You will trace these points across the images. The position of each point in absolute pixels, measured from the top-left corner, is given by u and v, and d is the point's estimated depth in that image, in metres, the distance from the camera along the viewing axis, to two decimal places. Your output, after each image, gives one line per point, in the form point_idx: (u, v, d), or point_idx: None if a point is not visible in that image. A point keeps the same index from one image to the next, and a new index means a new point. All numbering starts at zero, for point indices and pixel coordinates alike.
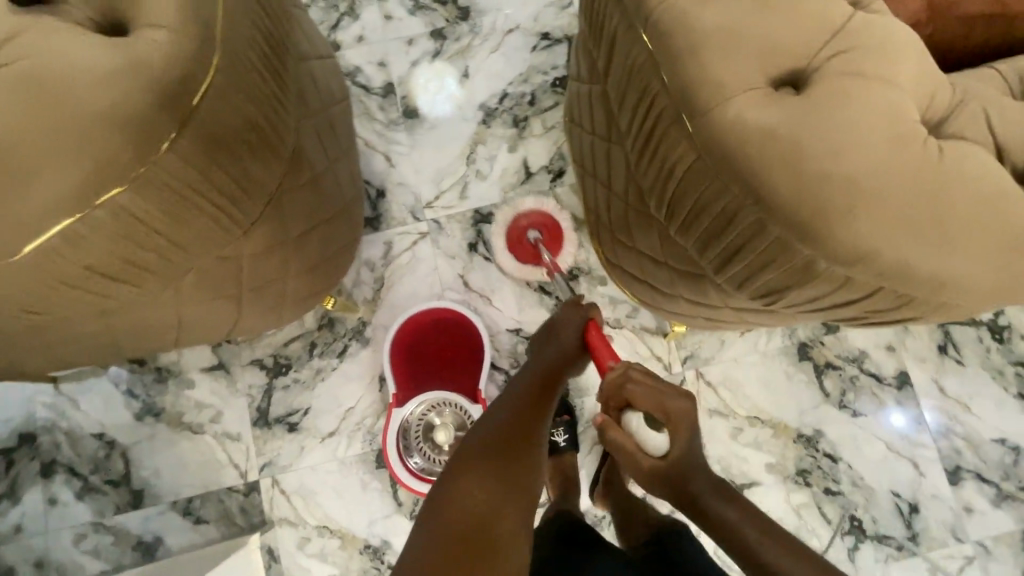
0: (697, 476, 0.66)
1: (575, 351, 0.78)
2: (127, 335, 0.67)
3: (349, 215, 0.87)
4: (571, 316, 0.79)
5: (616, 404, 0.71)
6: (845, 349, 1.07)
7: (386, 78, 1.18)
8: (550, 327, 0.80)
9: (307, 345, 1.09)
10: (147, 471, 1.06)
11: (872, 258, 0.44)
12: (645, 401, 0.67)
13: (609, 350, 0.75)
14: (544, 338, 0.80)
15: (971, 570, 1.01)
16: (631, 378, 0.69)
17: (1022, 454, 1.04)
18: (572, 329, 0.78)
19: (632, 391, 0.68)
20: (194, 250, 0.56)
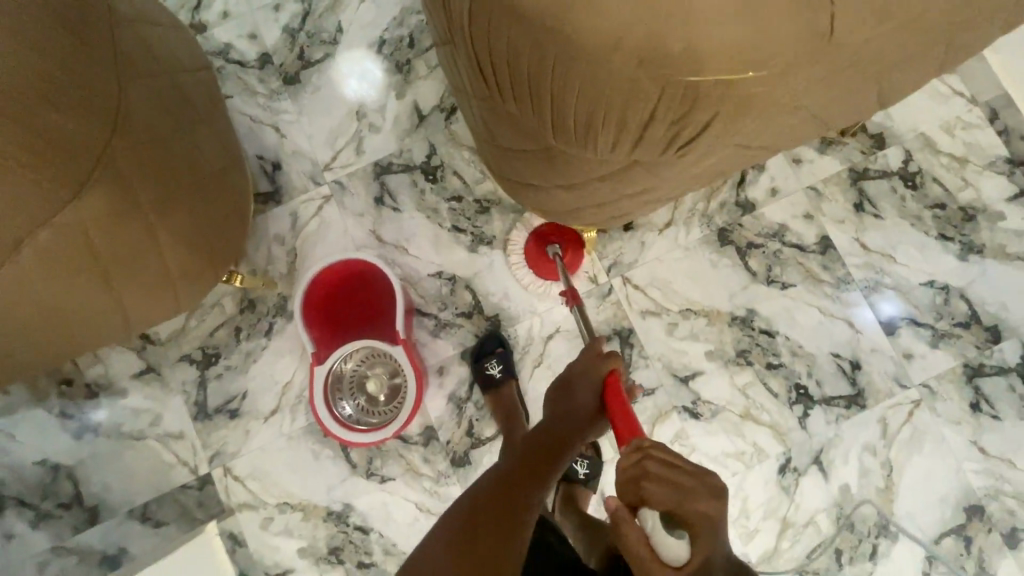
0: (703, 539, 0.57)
1: (587, 415, 0.78)
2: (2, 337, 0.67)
3: (230, 183, 0.84)
4: (587, 370, 0.80)
5: (631, 499, 0.60)
6: (764, 226, 1.07)
7: (259, 49, 1.13)
8: (565, 386, 0.81)
9: (232, 331, 1.07)
10: (98, 487, 1.04)
11: (622, 40, 0.40)
12: (664, 498, 0.57)
13: (630, 421, 0.70)
14: (559, 394, 0.81)
15: (919, 413, 1.02)
16: (650, 471, 0.59)
17: (951, 292, 1.05)
18: (587, 391, 0.79)
19: (653, 485, 0.58)
20: (8, 211, 0.57)
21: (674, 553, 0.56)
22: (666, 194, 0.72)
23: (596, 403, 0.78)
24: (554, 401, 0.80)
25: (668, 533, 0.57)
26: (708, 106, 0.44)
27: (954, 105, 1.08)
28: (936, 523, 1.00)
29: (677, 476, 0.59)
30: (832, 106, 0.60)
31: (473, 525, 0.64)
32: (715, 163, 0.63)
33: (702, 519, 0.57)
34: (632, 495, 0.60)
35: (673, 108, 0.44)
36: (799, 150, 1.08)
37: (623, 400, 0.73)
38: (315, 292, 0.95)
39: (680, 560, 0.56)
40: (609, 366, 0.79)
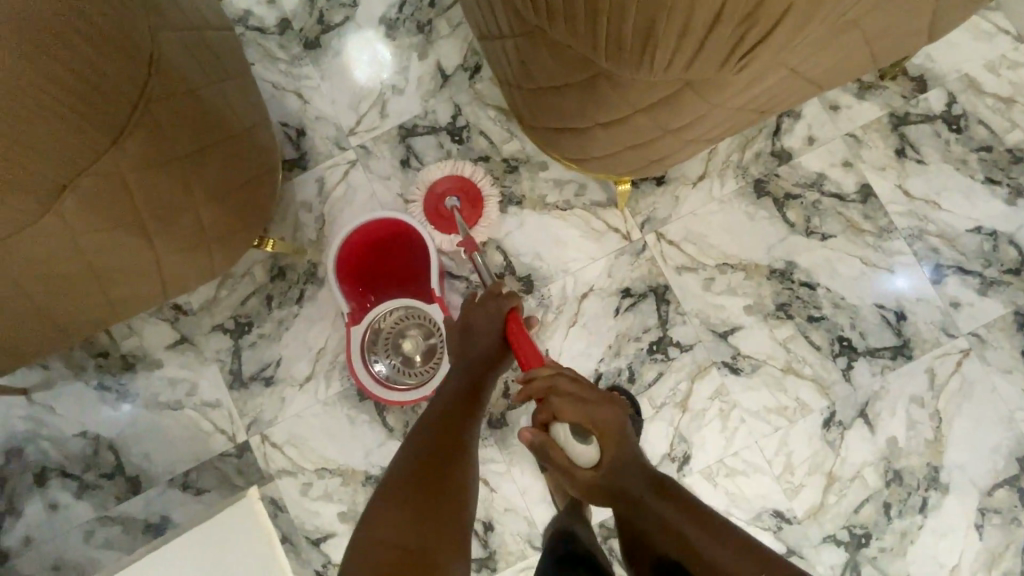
0: (604, 442, 0.76)
1: (494, 357, 0.86)
2: (34, 294, 0.67)
3: (258, 142, 0.83)
4: (487, 311, 0.86)
5: (544, 418, 0.78)
6: (801, 176, 1.03)
7: (278, 15, 1.10)
8: (467, 329, 0.87)
9: (263, 299, 1.06)
10: (139, 457, 1.05)
11: None
12: (574, 413, 0.76)
13: (535, 352, 0.83)
14: (460, 338, 0.87)
15: (969, 363, 0.99)
16: (561, 393, 0.77)
17: (1000, 238, 1.01)
18: (490, 328, 0.86)
19: (561, 403, 0.76)
20: (51, 156, 0.56)
21: (582, 453, 0.75)
22: (706, 133, 0.69)
23: (499, 344, 0.86)
24: (460, 351, 0.86)
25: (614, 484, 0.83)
26: None
27: (998, 44, 1.03)
28: (987, 474, 0.97)
29: (580, 400, 0.77)
30: (876, 11, 0.58)
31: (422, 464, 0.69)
32: (762, 87, 0.60)
33: (598, 424, 0.76)
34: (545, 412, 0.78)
35: (743, 5, 0.41)
36: (835, 97, 1.04)
37: (526, 337, 0.84)
38: (347, 253, 0.94)
39: (585, 459, 0.75)
40: (510, 304, 0.86)
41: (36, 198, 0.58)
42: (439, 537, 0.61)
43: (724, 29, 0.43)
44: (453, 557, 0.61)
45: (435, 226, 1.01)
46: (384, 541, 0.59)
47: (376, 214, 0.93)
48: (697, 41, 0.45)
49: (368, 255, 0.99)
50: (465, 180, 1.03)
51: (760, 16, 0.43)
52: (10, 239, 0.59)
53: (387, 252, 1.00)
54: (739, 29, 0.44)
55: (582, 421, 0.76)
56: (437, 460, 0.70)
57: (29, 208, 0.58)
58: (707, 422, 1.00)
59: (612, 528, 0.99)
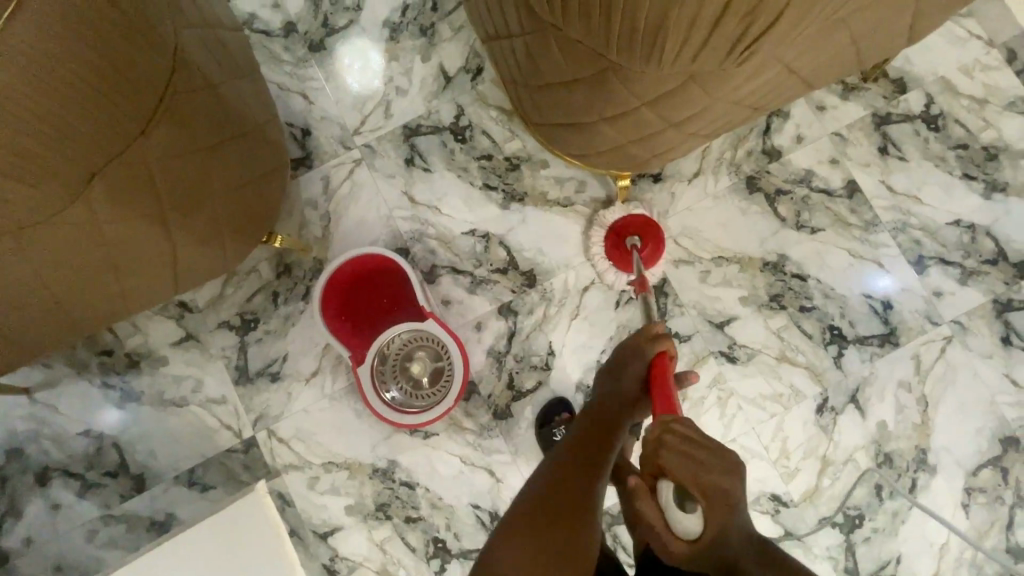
0: (715, 512, 0.60)
1: (635, 400, 0.77)
2: (63, 294, 0.70)
3: (271, 137, 0.86)
4: (635, 347, 0.78)
5: (651, 469, 0.64)
6: (791, 172, 1.08)
7: (284, 18, 1.12)
8: (613, 366, 0.80)
9: (269, 295, 1.07)
10: (143, 454, 1.05)
11: None
12: (679, 470, 0.61)
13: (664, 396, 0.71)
14: (610, 373, 0.80)
15: (952, 349, 1.04)
16: (668, 445, 0.62)
17: (978, 230, 1.06)
18: (636, 365, 0.77)
19: (666, 453, 0.61)
20: (83, 145, 0.58)
21: (686, 525, 0.61)
22: (706, 125, 0.73)
23: (642, 387, 0.78)
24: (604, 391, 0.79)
25: (685, 509, 0.61)
26: None
27: (972, 48, 1.09)
28: (972, 454, 1.01)
29: (696, 453, 0.61)
30: (863, 11, 0.62)
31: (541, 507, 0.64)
32: (759, 83, 0.65)
33: (711, 492, 0.60)
34: (650, 462, 0.64)
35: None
36: (822, 98, 1.09)
37: (668, 385, 0.73)
38: (332, 288, 0.96)
39: (690, 532, 0.60)
40: (658, 348, 0.76)
41: (66, 186, 0.59)
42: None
43: (729, 21, 0.47)
44: None
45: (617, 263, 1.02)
46: None
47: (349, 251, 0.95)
48: (702, 35, 0.49)
49: (353, 291, 0.99)
50: (657, 235, 1.02)
51: (761, 12, 0.46)
52: (36, 229, 0.60)
53: (371, 285, 1.00)
54: (741, 23, 0.48)
55: (692, 485, 0.60)
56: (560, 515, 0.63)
57: (59, 195, 0.59)
58: (706, 410, 1.03)
59: (616, 514, 1.02)
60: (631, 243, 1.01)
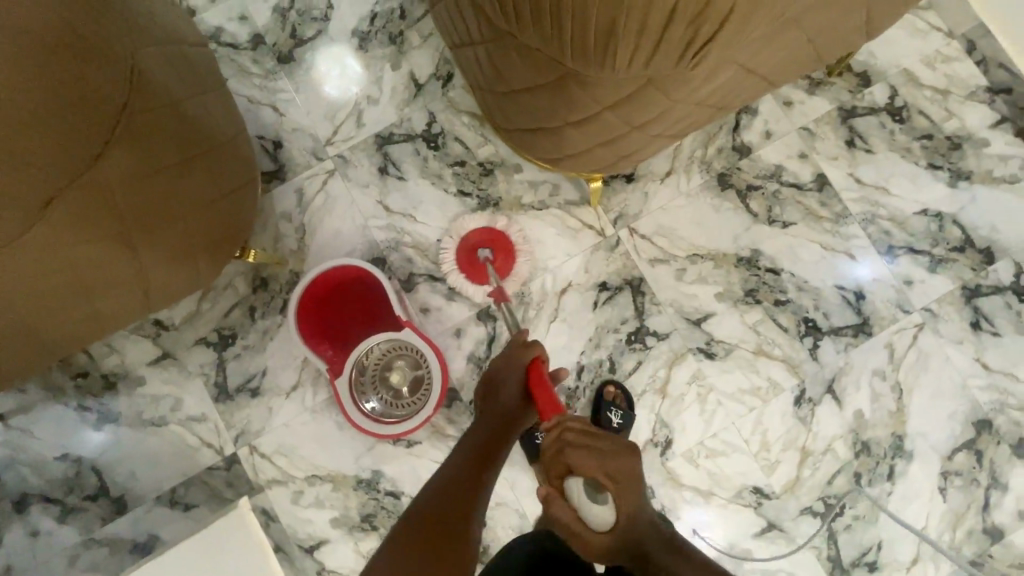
0: (620, 496, 0.73)
1: (516, 409, 0.85)
2: (32, 320, 0.69)
3: (240, 152, 0.85)
4: (509, 361, 0.86)
5: (560, 471, 0.75)
6: (761, 168, 1.09)
7: (251, 30, 1.12)
8: (491, 382, 0.86)
9: (246, 310, 1.07)
10: (124, 476, 1.04)
11: None
12: (587, 465, 0.73)
13: (551, 401, 0.80)
14: (486, 392, 0.86)
15: (924, 336, 1.06)
16: (569, 444, 0.73)
17: (945, 219, 1.08)
18: (513, 381, 0.85)
19: (573, 451, 0.73)
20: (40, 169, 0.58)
21: (596, 514, 0.73)
22: (671, 126, 0.73)
23: (521, 395, 0.85)
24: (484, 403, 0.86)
25: (592, 501, 0.73)
26: None
27: (933, 40, 1.11)
28: (947, 439, 1.03)
29: (593, 449, 0.74)
30: (815, 10, 0.63)
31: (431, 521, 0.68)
32: (718, 82, 0.65)
33: (617, 480, 0.74)
34: (559, 465, 0.75)
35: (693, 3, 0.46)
36: (789, 93, 1.11)
37: (546, 387, 0.82)
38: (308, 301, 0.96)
39: (604, 521, 0.73)
40: (531, 354, 0.85)
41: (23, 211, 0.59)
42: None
43: (678, 25, 0.48)
44: None
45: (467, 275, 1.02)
46: None
47: (322, 264, 0.95)
48: (653, 40, 0.49)
49: (329, 304, 0.99)
50: (511, 247, 1.04)
51: (707, 16, 0.47)
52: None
53: (348, 297, 0.99)
54: (689, 28, 0.48)
55: (599, 473, 0.73)
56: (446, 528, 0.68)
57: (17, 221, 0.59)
58: (686, 406, 1.04)
59: None
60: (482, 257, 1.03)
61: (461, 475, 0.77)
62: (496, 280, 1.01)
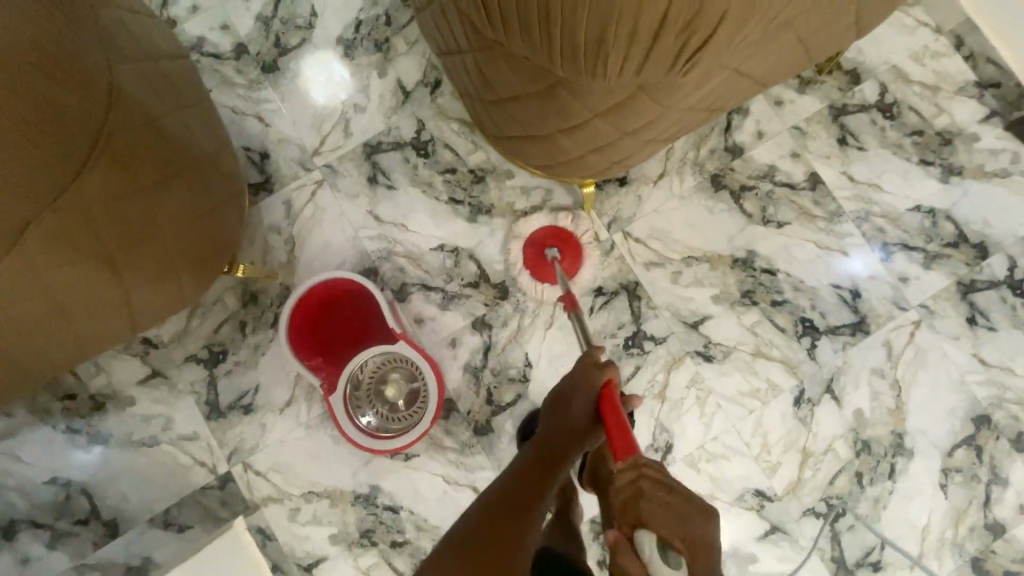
0: (700, 567, 0.57)
1: (583, 429, 0.78)
2: (13, 346, 0.67)
3: (224, 167, 0.83)
4: (580, 379, 0.80)
5: (630, 520, 0.61)
6: (754, 169, 1.09)
7: (235, 40, 1.10)
8: (559, 398, 0.81)
9: (237, 326, 1.05)
10: (115, 499, 1.02)
11: None
12: (662, 521, 0.59)
13: (626, 439, 0.68)
14: (554, 407, 0.81)
15: (921, 333, 1.05)
16: (647, 492, 0.61)
17: (938, 214, 1.08)
18: (582, 402, 0.79)
19: (647, 502, 0.60)
20: (16, 193, 0.56)
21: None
22: (663, 132, 0.73)
23: (591, 414, 0.79)
24: (551, 420, 0.80)
25: (662, 558, 0.58)
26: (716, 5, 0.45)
27: (921, 36, 1.11)
28: (946, 435, 1.03)
29: (673, 501, 0.60)
30: (806, 13, 0.62)
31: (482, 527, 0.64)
32: (709, 88, 0.65)
33: (696, 549, 0.57)
34: (629, 512, 0.61)
35: (685, 11, 0.45)
36: (779, 93, 1.10)
37: (618, 411, 0.73)
38: (299, 317, 0.94)
39: None
40: (604, 376, 0.79)
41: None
42: None
43: (669, 34, 0.47)
44: None
45: (534, 273, 1.02)
46: None
47: (312, 277, 0.93)
48: (643, 49, 0.48)
49: (321, 318, 0.98)
50: (576, 244, 1.03)
51: (698, 26, 0.47)
52: None
53: (340, 310, 0.98)
54: (680, 36, 0.47)
55: (674, 538, 0.58)
56: (492, 539, 0.63)
57: None
58: (685, 411, 1.04)
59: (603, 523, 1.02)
60: (550, 256, 1.02)
61: (521, 483, 0.71)
62: (566, 287, 0.97)
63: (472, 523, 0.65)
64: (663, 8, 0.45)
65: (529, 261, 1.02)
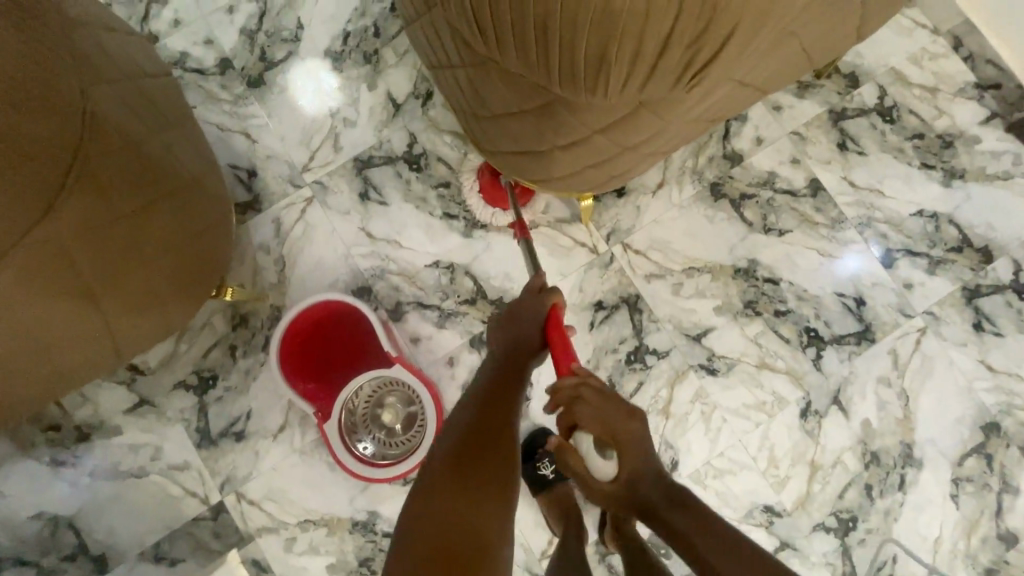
0: (628, 455, 0.72)
1: (536, 345, 0.79)
2: None
3: (210, 189, 0.80)
4: (527, 302, 0.81)
5: (569, 420, 0.72)
6: (753, 176, 1.07)
7: (219, 54, 1.07)
8: (509, 316, 0.81)
9: (226, 350, 1.01)
10: (103, 533, 0.98)
11: None
12: (596, 421, 0.71)
13: (565, 353, 0.75)
14: (504, 321, 0.81)
15: (927, 340, 1.04)
16: (587, 399, 0.70)
17: (941, 219, 1.06)
18: (533, 319, 0.80)
19: (585, 407, 0.71)
20: None
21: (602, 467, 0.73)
22: (663, 145, 0.70)
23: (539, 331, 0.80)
24: (500, 339, 0.79)
25: (597, 453, 0.73)
26: (724, 20, 0.43)
27: (919, 38, 1.10)
28: (955, 444, 1.01)
29: (603, 404, 0.71)
30: (812, 21, 0.60)
31: (467, 447, 0.65)
32: (712, 101, 0.62)
33: (623, 439, 0.71)
34: (567, 419, 0.73)
35: (691, 26, 0.43)
36: (778, 98, 1.08)
37: (564, 333, 0.77)
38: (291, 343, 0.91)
39: (606, 473, 0.73)
40: (549, 302, 0.80)
41: None
42: (483, 508, 0.59)
43: (674, 50, 0.45)
44: (494, 555, 0.56)
45: (490, 199, 1.02)
46: (427, 530, 0.56)
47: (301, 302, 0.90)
48: (648, 66, 0.46)
49: (312, 342, 0.95)
50: None
51: (705, 41, 0.44)
52: None
53: (332, 334, 0.95)
54: (687, 52, 0.45)
55: (605, 434, 0.71)
56: (478, 457, 0.64)
57: None
58: (690, 426, 1.01)
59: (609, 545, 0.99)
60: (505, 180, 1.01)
61: (490, 398, 0.72)
62: (520, 214, 0.96)
63: (454, 442, 0.65)
64: (669, 24, 0.43)
65: (485, 188, 1.01)
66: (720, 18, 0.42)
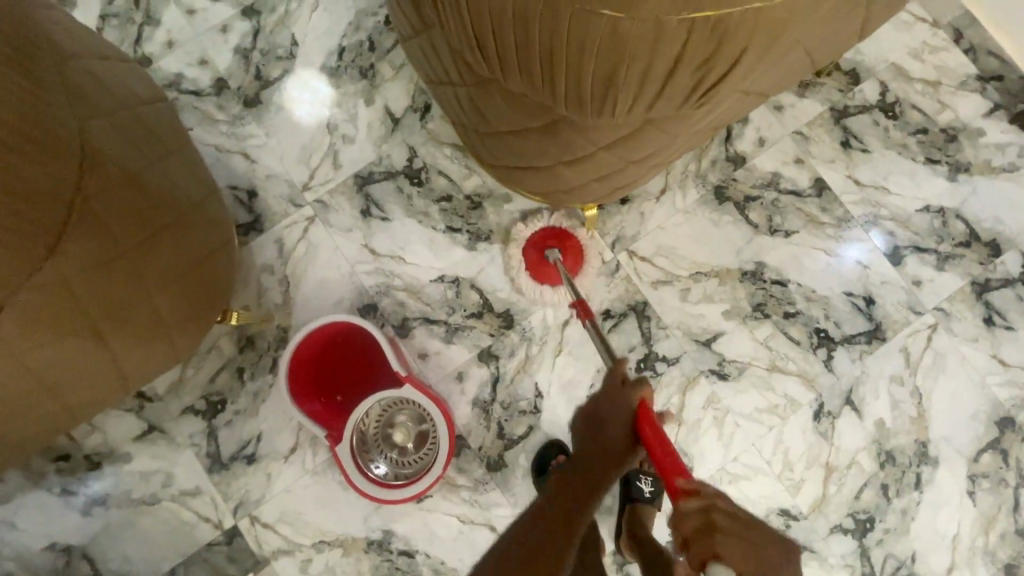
0: None
1: (623, 450, 0.71)
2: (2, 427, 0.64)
3: (211, 216, 0.79)
4: (614, 397, 0.73)
5: (700, 555, 0.54)
6: (757, 177, 1.06)
7: (214, 75, 1.06)
8: (591, 416, 0.74)
9: (234, 373, 1.01)
10: (118, 562, 0.98)
11: None
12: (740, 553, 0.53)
13: (672, 461, 0.63)
14: (587, 423, 0.74)
15: (938, 336, 1.03)
16: (721, 524, 0.55)
17: (948, 214, 1.06)
18: (618, 422, 0.72)
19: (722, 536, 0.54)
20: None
21: None
22: (669, 157, 0.69)
23: (628, 434, 0.72)
24: (585, 438, 0.72)
25: None
26: (734, 42, 0.42)
27: (918, 32, 1.09)
28: (970, 441, 1.01)
29: (746, 534, 0.54)
30: (816, 28, 0.59)
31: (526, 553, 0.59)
32: (719, 112, 0.61)
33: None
34: (696, 551, 0.54)
35: (701, 47, 0.42)
36: (779, 97, 1.08)
37: (659, 429, 0.68)
38: (298, 364, 0.91)
39: None
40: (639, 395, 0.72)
41: None
42: None
43: (684, 71, 0.44)
44: None
45: (539, 279, 1.00)
46: None
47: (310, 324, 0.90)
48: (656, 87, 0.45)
49: (321, 363, 0.94)
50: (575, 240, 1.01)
51: (715, 62, 0.44)
52: None
53: (341, 354, 0.95)
54: (697, 72, 0.44)
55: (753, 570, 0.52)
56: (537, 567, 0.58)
57: None
58: (703, 432, 1.01)
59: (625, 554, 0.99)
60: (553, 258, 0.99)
61: (560, 500, 0.66)
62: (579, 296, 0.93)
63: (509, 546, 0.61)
64: (677, 48, 0.42)
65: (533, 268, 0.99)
66: (729, 40, 0.42)
